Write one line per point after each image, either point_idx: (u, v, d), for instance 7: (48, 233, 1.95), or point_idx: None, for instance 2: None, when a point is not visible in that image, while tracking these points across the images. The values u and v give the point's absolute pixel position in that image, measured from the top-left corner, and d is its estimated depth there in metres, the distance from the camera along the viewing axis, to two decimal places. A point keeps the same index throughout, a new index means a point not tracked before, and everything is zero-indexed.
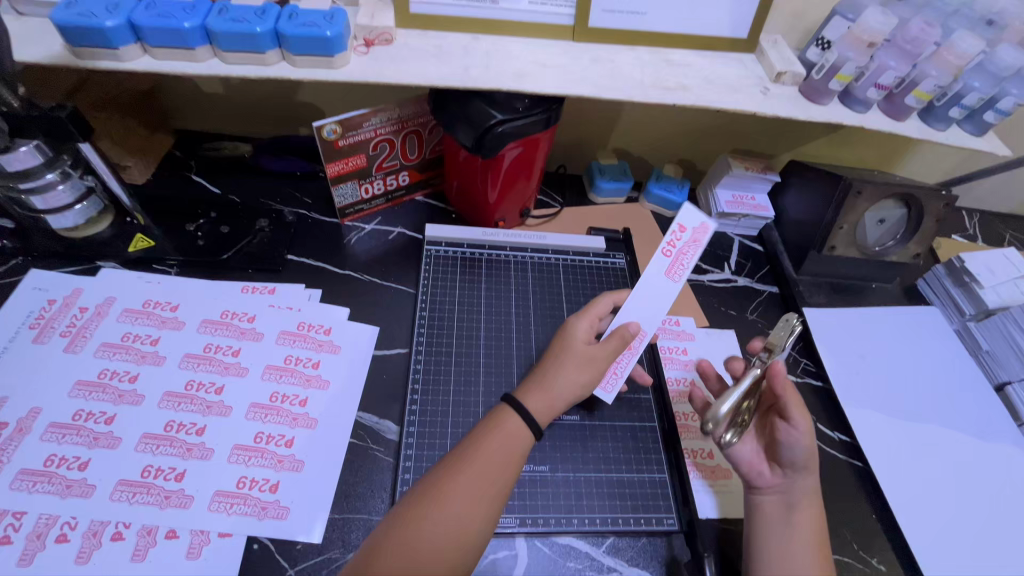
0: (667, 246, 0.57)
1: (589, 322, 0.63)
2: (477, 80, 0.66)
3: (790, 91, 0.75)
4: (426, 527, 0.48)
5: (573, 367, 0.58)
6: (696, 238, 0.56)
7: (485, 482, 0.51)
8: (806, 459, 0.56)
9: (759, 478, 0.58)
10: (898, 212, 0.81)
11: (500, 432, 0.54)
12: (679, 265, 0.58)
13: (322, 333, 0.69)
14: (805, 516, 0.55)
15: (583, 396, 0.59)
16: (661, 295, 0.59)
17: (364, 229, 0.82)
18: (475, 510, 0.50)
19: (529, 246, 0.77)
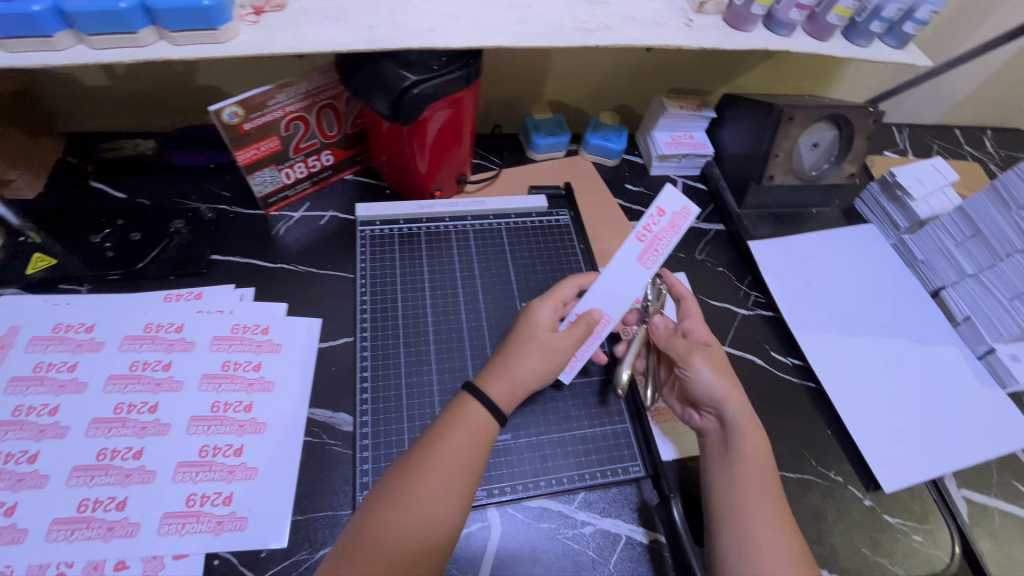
0: (645, 231, 0.62)
1: (553, 306, 0.60)
2: (385, 40, 0.61)
3: (714, 20, 0.73)
4: (399, 529, 0.46)
5: (534, 355, 0.56)
6: (671, 226, 0.61)
7: (457, 474, 0.50)
8: (720, 395, 0.58)
9: (695, 423, 0.61)
10: (830, 134, 0.81)
11: (468, 422, 0.52)
12: (653, 250, 0.63)
13: (259, 333, 0.65)
14: (748, 446, 0.56)
15: (544, 383, 0.57)
16: (634, 280, 0.63)
17: (292, 218, 0.77)
18: (448, 505, 0.48)
19: (468, 214, 0.74)
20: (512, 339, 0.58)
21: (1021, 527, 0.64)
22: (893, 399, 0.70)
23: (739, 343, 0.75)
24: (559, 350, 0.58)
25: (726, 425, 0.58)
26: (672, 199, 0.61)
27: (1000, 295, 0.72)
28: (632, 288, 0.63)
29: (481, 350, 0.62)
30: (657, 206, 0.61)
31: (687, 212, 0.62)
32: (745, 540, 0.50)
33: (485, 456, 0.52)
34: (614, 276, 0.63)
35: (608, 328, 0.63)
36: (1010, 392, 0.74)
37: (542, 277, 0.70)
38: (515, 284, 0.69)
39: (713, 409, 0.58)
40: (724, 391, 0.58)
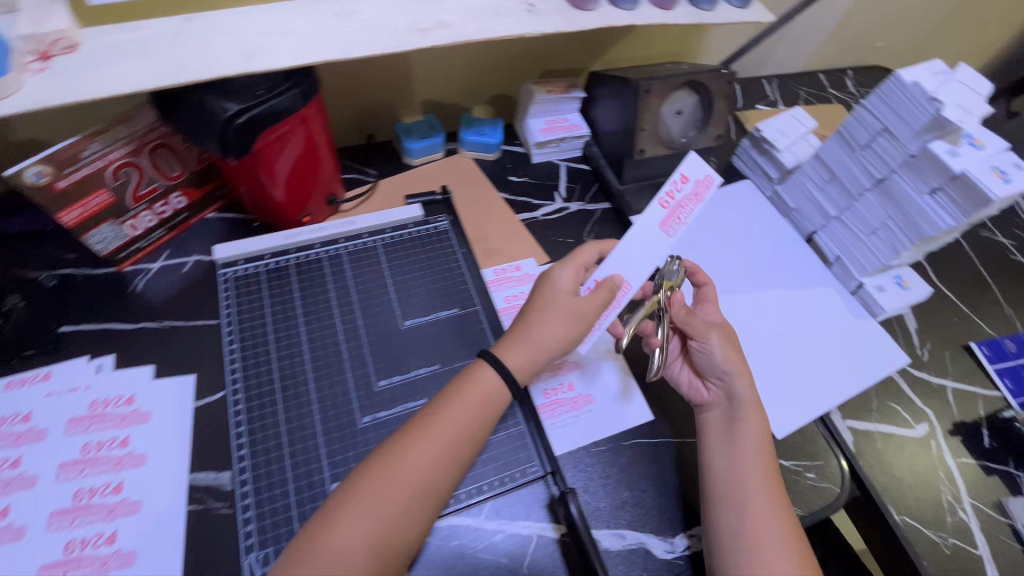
0: (669, 198, 0.67)
1: (574, 271, 0.65)
2: (196, 70, 0.56)
3: (556, 3, 0.72)
4: (378, 503, 0.49)
5: (560, 319, 0.61)
6: (694, 195, 0.68)
7: (439, 455, 0.53)
8: (726, 368, 0.64)
9: (700, 398, 0.66)
10: (692, 100, 0.82)
11: (474, 391, 0.57)
12: (676, 218, 0.67)
13: (123, 404, 0.60)
14: (747, 422, 0.61)
15: (563, 349, 0.62)
16: (656, 243, 0.67)
17: (152, 269, 0.71)
18: (427, 490, 0.52)
19: (339, 236, 0.70)
20: (538, 302, 0.63)
21: (900, 446, 0.70)
22: (778, 348, 0.74)
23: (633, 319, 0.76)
24: (580, 313, 0.62)
25: (731, 401, 0.63)
26: (695, 169, 0.68)
27: (859, 232, 0.76)
28: (653, 251, 0.67)
29: (364, 380, 0.60)
30: (681, 174, 0.68)
31: (709, 182, 0.68)
32: (741, 509, 0.55)
33: (472, 442, 0.55)
34: (637, 239, 0.67)
35: (626, 297, 0.66)
36: (883, 320, 0.80)
37: (423, 290, 0.68)
38: (396, 303, 0.67)
39: (722, 380, 0.65)
40: (733, 364, 0.64)
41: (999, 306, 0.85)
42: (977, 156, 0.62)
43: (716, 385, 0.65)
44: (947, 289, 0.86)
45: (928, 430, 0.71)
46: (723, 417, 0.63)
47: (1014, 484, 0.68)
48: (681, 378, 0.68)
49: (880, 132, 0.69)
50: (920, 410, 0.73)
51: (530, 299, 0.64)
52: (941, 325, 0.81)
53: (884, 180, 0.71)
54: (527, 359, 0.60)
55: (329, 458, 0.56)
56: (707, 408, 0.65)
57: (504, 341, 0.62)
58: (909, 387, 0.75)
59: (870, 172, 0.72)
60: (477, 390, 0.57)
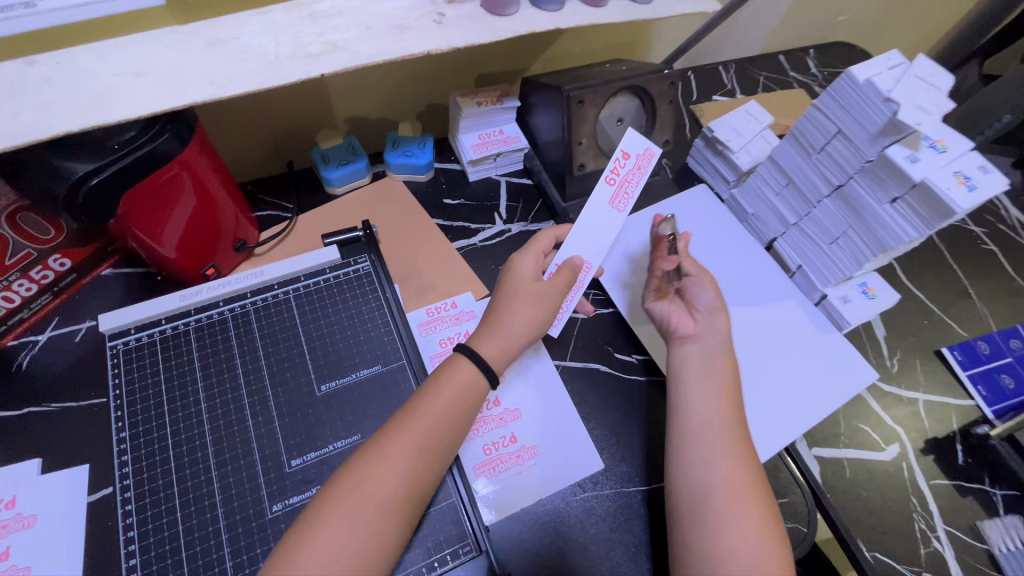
0: (614, 174, 0.70)
1: (533, 258, 0.66)
2: (32, 128, 0.47)
3: (470, 9, 0.63)
4: (359, 496, 0.47)
5: (527, 305, 0.61)
6: (637, 168, 0.71)
7: (422, 450, 0.50)
8: (716, 305, 0.63)
9: (682, 329, 0.62)
10: (633, 106, 0.75)
11: (455, 381, 0.55)
12: (623, 193, 0.70)
13: (4, 509, 0.54)
14: (718, 365, 0.59)
15: (537, 334, 0.62)
16: (608, 220, 0.70)
17: (39, 341, 0.63)
18: (413, 489, 0.49)
19: (245, 291, 0.63)
20: (503, 293, 0.63)
21: (870, 471, 0.65)
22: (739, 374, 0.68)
23: (580, 352, 0.70)
24: (548, 296, 0.63)
25: (707, 337, 0.61)
26: (635, 143, 0.70)
27: (820, 241, 0.71)
28: (609, 228, 0.70)
29: (274, 461, 0.54)
30: (623, 150, 0.70)
31: (649, 154, 0.71)
32: (706, 455, 0.53)
33: (456, 434, 0.53)
34: (591, 217, 0.70)
35: (589, 276, 0.70)
36: (849, 331, 0.74)
37: (342, 345, 0.61)
38: (312, 363, 0.60)
39: (708, 315, 0.63)
40: (718, 299, 0.63)
41: (972, 303, 0.80)
42: (939, 162, 0.56)
43: (702, 318, 0.63)
44: (917, 289, 0.81)
45: (899, 451, 0.67)
46: (697, 356, 0.60)
47: (990, 505, 0.64)
48: (669, 312, 0.65)
49: (834, 135, 0.62)
50: (890, 429, 0.68)
51: (496, 292, 0.64)
52: (911, 331, 0.76)
53: (842, 186, 0.64)
54: (502, 350, 0.59)
55: (234, 558, 0.49)
56: (686, 341, 0.62)
57: (475, 335, 0.60)
58: (878, 404, 0.70)
59: (827, 177, 0.66)
60: (454, 384, 0.55)
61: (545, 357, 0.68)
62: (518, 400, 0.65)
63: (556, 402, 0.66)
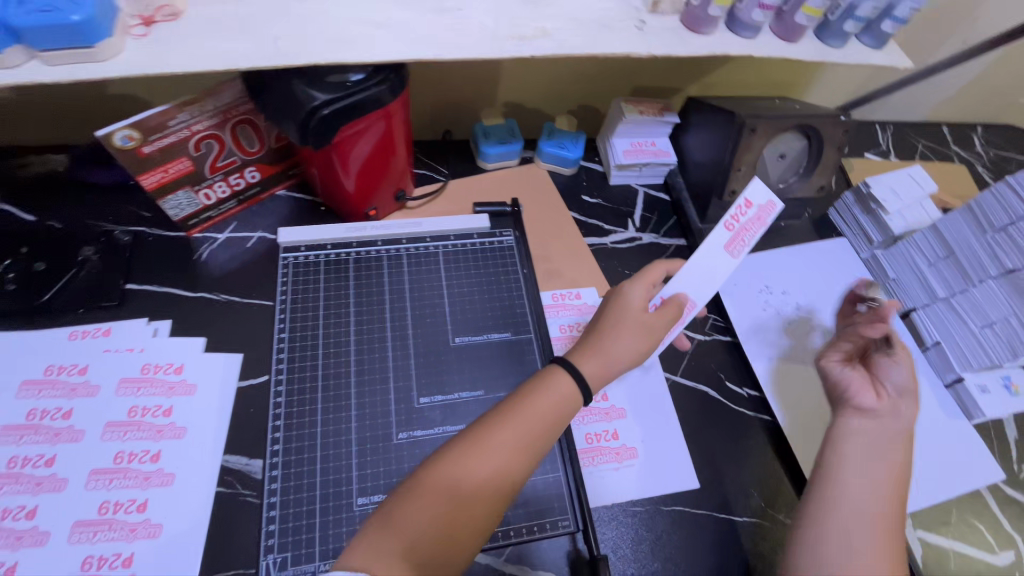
0: (733, 220, 0.65)
1: (644, 289, 0.63)
2: (289, 55, 0.54)
3: (669, 21, 0.66)
4: (465, 475, 0.48)
5: (632, 334, 0.59)
6: (757, 219, 0.65)
7: (522, 444, 0.51)
8: (908, 389, 0.61)
9: (867, 402, 0.60)
10: (799, 145, 0.75)
11: (557, 389, 0.54)
12: (739, 241, 0.65)
13: (172, 373, 0.61)
14: (888, 445, 0.57)
15: (635, 364, 0.60)
16: (718, 266, 0.65)
17: (217, 239, 0.72)
18: (509, 480, 0.50)
19: (403, 237, 0.68)
20: (611, 314, 0.61)
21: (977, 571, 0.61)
22: None
23: (691, 371, 0.70)
24: (652, 329, 0.61)
25: (898, 418, 0.59)
26: (759, 192, 0.65)
27: (971, 323, 0.68)
28: (719, 274, 0.65)
29: (406, 393, 0.58)
30: (746, 198, 0.65)
31: (772, 207, 0.64)
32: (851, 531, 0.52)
33: (550, 437, 0.53)
34: (700, 260, 0.65)
35: (693, 314, 0.65)
36: (978, 423, 0.70)
37: (478, 305, 0.66)
38: (450, 315, 0.64)
39: (897, 397, 0.60)
40: (913, 385, 0.61)
41: None
42: None
43: (888, 398, 0.60)
44: None
45: (1013, 560, 0.63)
46: (867, 433, 0.58)
47: None
48: (850, 379, 0.63)
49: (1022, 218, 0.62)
50: (1006, 534, 0.64)
51: (600, 313, 0.62)
52: None
53: (1016, 271, 0.63)
54: (606, 371, 0.58)
55: (360, 470, 0.54)
56: (860, 414, 0.59)
57: (579, 349, 0.59)
58: (997, 506, 0.66)
59: (1000, 258, 0.64)
60: (556, 393, 0.54)
61: (659, 367, 0.69)
62: (625, 400, 0.66)
63: (661, 412, 0.66)
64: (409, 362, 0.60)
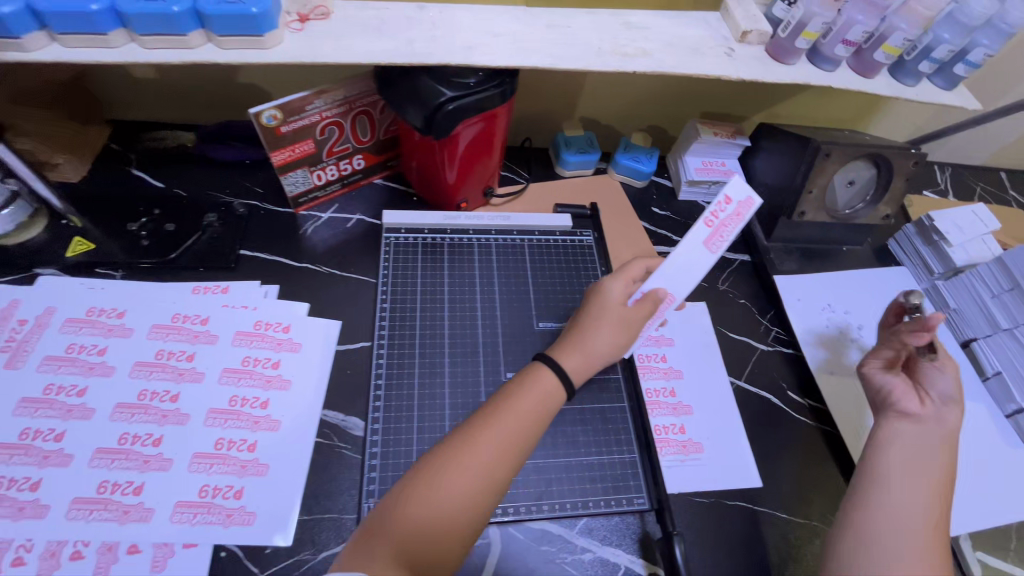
0: (712, 217, 0.60)
1: (625, 283, 0.63)
2: (422, 55, 0.61)
3: (755, 50, 0.72)
4: (450, 481, 0.49)
5: (612, 330, 0.60)
6: (737, 214, 0.60)
7: (506, 446, 0.52)
8: (954, 395, 0.61)
9: (909, 407, 0.61)
10: (868, 173, 0.80)
11: (541, 387, 0.56)
12: (720, 236, 0.61)
13: (280, 331, 0.66)
14: (936, 454, 0.58)
15: (615, 356, 0.61)
16: (699, 264, 0.62)
17: (321, 218, 0.79)
18: (496, 480, 0.51)
19: (492, 228, 0.75)
20: (589, 309, 0.61)
21: None
22: None
23: (754, 378, 0.73)
24: (631, 325, 0.61)
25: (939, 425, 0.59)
26: (738, 184, 0.60)
27: None
28: (699, 272, 0.62)
29: (495, 367, 0.63)
30: (726, 192, 0.60)
31: (751, 202, 0.61)
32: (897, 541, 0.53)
33: (534, 438, 0.54)
34: (679, 258, 0.62)
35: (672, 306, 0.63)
36: None
37: (560, 296, 0.71)
38: (534, 302, 0.69)
39: (941, 404, 0.60)
40: (959, 395, 0.61)
41: None
42: None
43: (933, 405, 0.60)
44: None
45: None
46: (914, 439, 0.59)
47: None
48: (893, 384, 0.63)
49: None
50: None
51: (581, 309, 0.63)
52: None
53: None
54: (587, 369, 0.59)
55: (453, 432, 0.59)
56: (905, 419, 0.60)
57: (558, 346, 0.60)
58: None
59: None
60: (538, 390, 0.55)
61: (724, 371, 0.73)
62: (692, 398, 0.69)
63: (726, 413, 0.69)
64: (498, 341, 0.65)
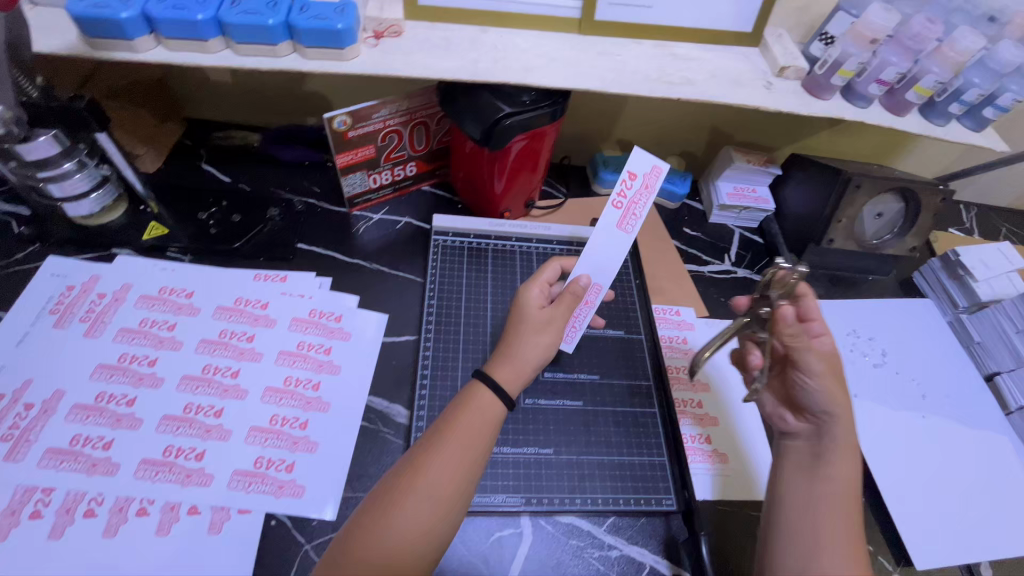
0: (620, 198, 0.62)
1: (540, 287, 0.63)
2: (484, 73, 0.67)
3: (792, 85, 0.76)
4: (408, 507, 0.47)
5: (532, 333, 0.58)
6: (644, 187, 0.62)
7: (461, 467, 0.50)
8: (828, 403, 0.54)
9: (787, 426, 0.58)
10: (896, 207, 0.83)
11: (482, 406, 0.53)
12: (632, 215, 0.64)
13: (333, 320, 0.71)
14: (832, 469, 0.52)
15: (550, 357, 0.58)
16: (617, 246, 0.65)
17: (372, 219, 0.84)
18: (450, 508, 0.48)
19: (534, 236, 0.80)
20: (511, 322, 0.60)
21: None
22: (950, 487, 0.69)
23: None
24: (553, 321, 0.60)
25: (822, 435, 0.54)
26: (641, 161, 0.61)
27: None
28: (618, 253, 0.66)
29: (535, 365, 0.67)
30: (628, 171, 0.61)
31: (658, 171, 0.61)
32: (790, 564, 0.48)
33: (485, 458, 0.52)
34: (597, 246, 0.65)
35: (600, 294, 0.67)
36: None
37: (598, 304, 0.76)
38: None
39: (819, 417, 0.55)
40: (834, 400, 0.54)
41: None
42: None
43: (811, 419, 0.56)
44: None
45: None
46: (805, 457, 0.54)
47: None
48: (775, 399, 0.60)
49: None
50: None
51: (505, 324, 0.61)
52: None
53: None
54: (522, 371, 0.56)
55: None
56: (792, 440, 0.57)
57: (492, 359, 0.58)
58: None
59: None
60: (479, 411, 0.52)
61: None
62: (719, 409, 0.70)
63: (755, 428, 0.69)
64: None
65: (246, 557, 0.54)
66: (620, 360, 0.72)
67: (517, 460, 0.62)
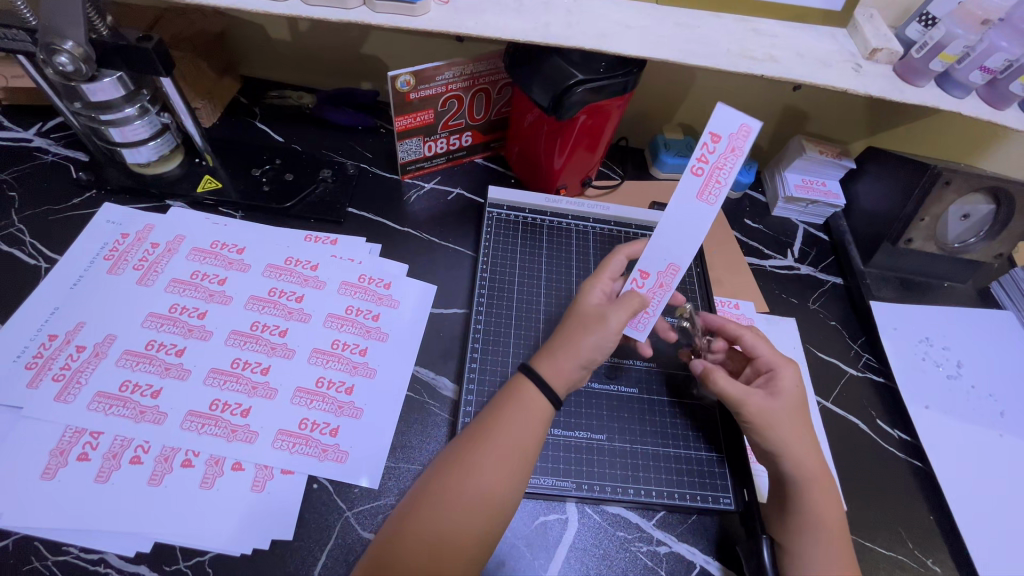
0: (699, 163, 0.50)
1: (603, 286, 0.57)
2: (557, 37, 0.63)
3: (882, 69, 0.70)
4: (453, 497, 0.45)
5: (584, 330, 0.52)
6: (731, 152, 0.49)
7: (508, 463, 0.47)
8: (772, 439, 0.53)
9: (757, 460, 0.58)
10: (986, 208, 0.77)
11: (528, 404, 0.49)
12: (715, 183, 0.51)
13: (382, 287, 0.69)
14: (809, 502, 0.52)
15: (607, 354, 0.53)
16: (696, 221, 0.54)
17: (423, 187, 0.81)
18: (495, 506, 0.46)
19: (591, 216, 0.77)
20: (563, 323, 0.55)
21: None
22: None
23: (843, 402, 0.71)
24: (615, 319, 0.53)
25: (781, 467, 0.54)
26: (725, 116, 0.48)
27: None
28: (698, 229, 0.54)
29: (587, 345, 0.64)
30: (708, 132, 0.49)
31: (749, 129, 0.48)
32: None
33: (533, 459, 0.48)
34: (671, 224, 0.55)
35: (677, 277, 0.57)
36: None
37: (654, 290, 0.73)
38: None
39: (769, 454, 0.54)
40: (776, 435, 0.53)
41: None
42: None
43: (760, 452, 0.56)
44: None
45: None
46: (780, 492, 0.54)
47: None
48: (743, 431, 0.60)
49: None
50: None
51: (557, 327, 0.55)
52: None
53: None
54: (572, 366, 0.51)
55: None
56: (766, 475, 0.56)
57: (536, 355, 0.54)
58: None
59: None
60: (525, 409, 0.49)
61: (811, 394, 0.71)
62: None
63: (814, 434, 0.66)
64: None
65: (286, 518, 0.52)
66: (676, 349, 0.68)
67: (568, 444, 0.59)
